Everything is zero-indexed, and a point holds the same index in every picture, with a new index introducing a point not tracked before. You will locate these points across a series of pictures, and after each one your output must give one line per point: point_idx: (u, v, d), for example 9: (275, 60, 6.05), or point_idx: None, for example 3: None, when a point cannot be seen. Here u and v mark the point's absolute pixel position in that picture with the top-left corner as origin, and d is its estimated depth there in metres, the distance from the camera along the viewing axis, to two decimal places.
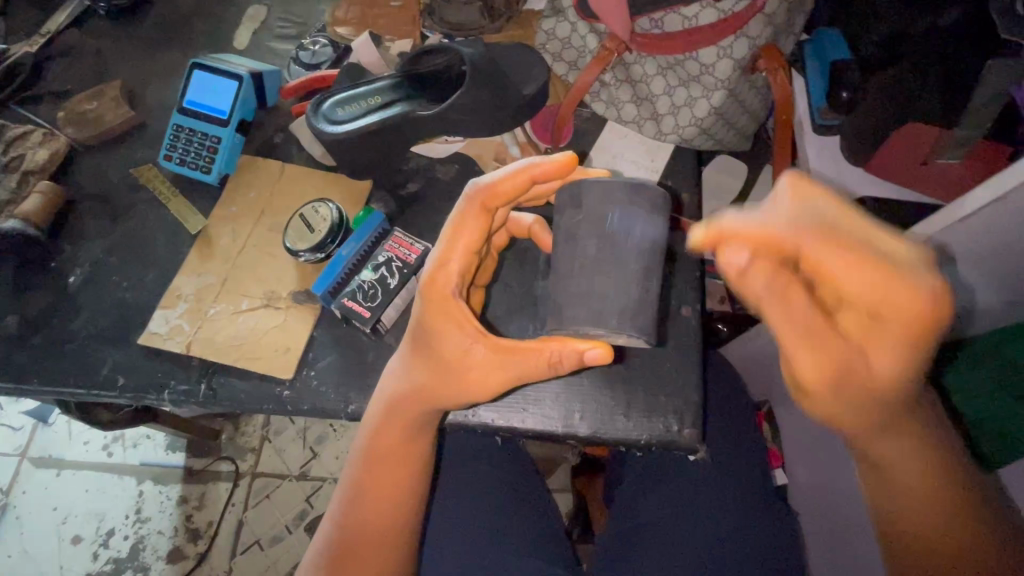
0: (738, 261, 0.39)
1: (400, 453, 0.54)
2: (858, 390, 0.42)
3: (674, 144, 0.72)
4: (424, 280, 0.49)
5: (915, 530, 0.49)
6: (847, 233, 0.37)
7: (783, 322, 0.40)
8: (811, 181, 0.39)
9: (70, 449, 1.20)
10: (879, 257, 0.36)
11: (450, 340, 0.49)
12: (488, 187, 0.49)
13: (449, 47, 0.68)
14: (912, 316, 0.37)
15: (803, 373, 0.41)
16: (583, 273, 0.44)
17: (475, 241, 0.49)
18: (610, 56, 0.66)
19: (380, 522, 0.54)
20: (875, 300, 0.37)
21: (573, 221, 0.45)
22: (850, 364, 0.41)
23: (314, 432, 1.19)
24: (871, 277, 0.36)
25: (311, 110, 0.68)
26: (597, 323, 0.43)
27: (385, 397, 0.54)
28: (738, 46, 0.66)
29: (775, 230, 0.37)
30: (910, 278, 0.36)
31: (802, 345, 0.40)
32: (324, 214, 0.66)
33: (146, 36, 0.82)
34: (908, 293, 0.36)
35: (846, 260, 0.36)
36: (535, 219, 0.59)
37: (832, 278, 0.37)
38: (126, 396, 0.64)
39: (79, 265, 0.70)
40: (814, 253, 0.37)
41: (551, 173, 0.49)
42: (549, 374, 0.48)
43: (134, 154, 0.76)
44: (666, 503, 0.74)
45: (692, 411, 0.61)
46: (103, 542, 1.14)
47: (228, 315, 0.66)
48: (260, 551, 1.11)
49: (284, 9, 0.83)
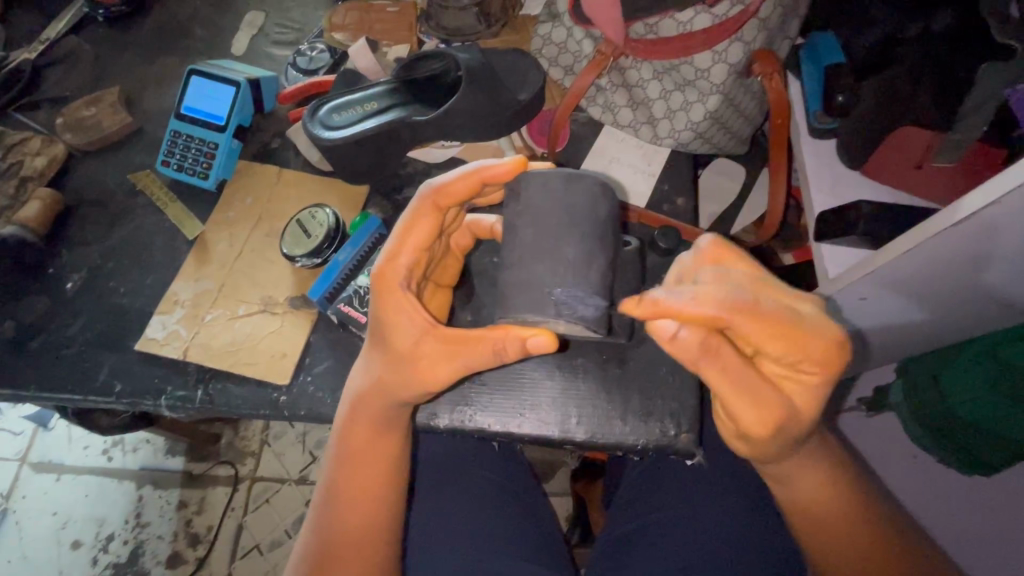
0: (672, 328, 0.43)
1: (371, 451, 0.54)
2: (785, 426, 0.45)
3: (669, 148, 0.73)
4: (374, 274, 0.50)
5: (824, 546, 0.52)
6: (764, 303, 0.43)
7: (722, 375, 0.44)
8: (732, 248, 0.48)
9: (70, 453, 1.20)
10: (785, 314, 0.43)
11: (399, 332, 0.49)
12: (438, 186, 0.49)
13: (444, 52, 0.69)
14: (824, 350, 0.43)
15: (746, 424, 0.45)
16: (523, 263, 0.45)
17: (426, 237, 0.50)
18: (605, 60, 0.67)
19: (356, 526, 0.53)
20: (790, 344, 0.43)
21: (512, 214, 0.46)
22: (780, 412, 0.45)
23: (314, 436, 1.19)
24: (783, 336, 0.43)
25: (308, 115, 0.68)
26: (534, 311, 0.44)
27: (351, 393, 0.54)
28: (733, 50, 0.65)
29: (710, 311, 0.42)
30: (813, 333, 0.43)
31: (736, 399, 0.45)
32: (321, 219, 0.67)
33: (145, 43, 0.83)
34: (812, 334, 0.43)
35: (764, 325, 0.42)
36: (495, 219, 0.59)
37: (754, 335, 0.43)
38: (123, 402, 0.64)
39: (76, 271, 0.70)
40: (744, 318, 0.42)
41: (503, 175, 0.49)
42: (494, 362, 0.48)
43: (132, 159, 0.76)
44: (666, 508, 0.74)
45: (688, 415, 0.61)
46: (103, 547, 1.14)
47: (224, 321, 0.66)
48: (260, 556, 1.11)
49: (281, 14, 0.83)
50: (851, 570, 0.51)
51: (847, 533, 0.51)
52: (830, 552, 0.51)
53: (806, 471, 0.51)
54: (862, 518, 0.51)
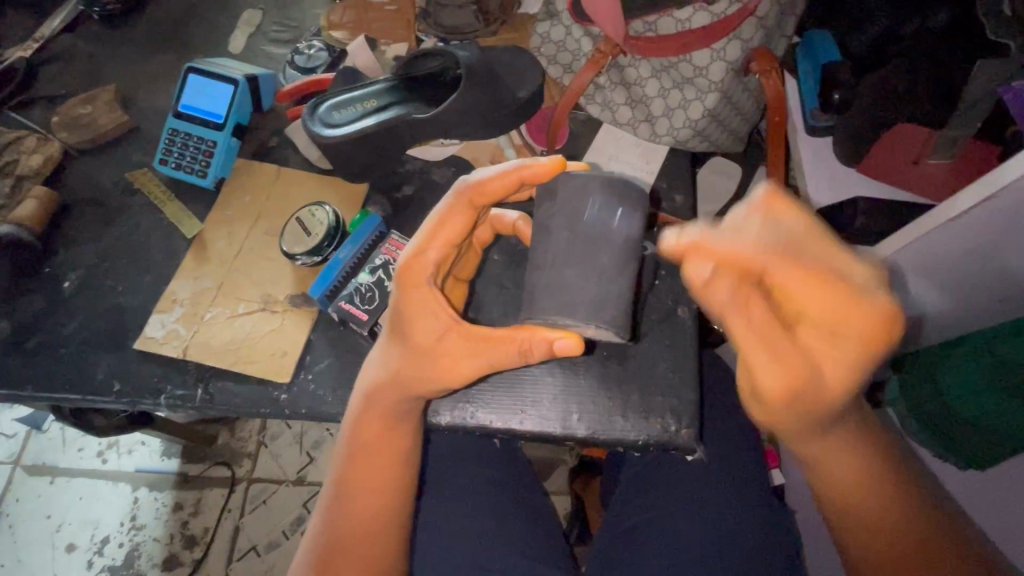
0: (705, 272, 0.40)
1: (383, 442, 0.54)
2: (809, 400, 0.43)
3: (668, 146, 0.73)
4: (399, 267, 0.50)
5: (864, 517, 0.51)
6: (810, 254, 0.38)
7: (745, 334, 0.41)
8: (788, 197, 0.39)
9: (64, 455, 1.19)
10: (834, 274, 0.38)
11: (422, 326, 0.49)
12: (475, 184, 0.49)
13: (444, 50, 0.69)
14: (869, 330, 0.38)
15: (765, 383, 0.42)
16: (557, 264, 0.45)
17: (458, 234, 0.50)
18: (604, 59, 0.67)
19: (366, 518, 0.54)
20: (832, 311, 0.39)
21: (546, 213, 0.46)
22: (806, 384, 0.42)
23: (310, 437, 1.18)
24: (825, 295, 0.38)
25: (308, 112, 0.68)
26: (563, 313, 0.44)
27: (365, 383, 0.54)
28: (731, 48, 0.66)
29: (746, 257, 0.39)
30: (859, 301, 0.38)
31: (761, 355, 0.41)
32: (321, 217, 0.67)
33: (141, 41, 0.82)
34: (863, 313, 0.38)
35: (807, 279, 0.38)
36: (520, 216, 0.58)
37: (800, 296, 0.39)
38: (122, 401, 0.64)
39: (73, 271, 0.70)
40: (782, 271, 0.38)
41: (541, 177, 0.47)
42: (519, 362, 0.48)
43: (129, 158, 0.75)
44: (665, 504, 0.74)
45: (688, 411, 0.61)
46: (97, 550, 1.13)
47: (224, 319, 0.65)
48: (257, 557, 1.11)
49: (279, 13, 0.83)
50: (882, 548, 0.50)
51: (877, 501, 0.50)
52: (863, 522, 0.51)
53: (846, 452, 0.50)
54: (906, 505, 0.50)
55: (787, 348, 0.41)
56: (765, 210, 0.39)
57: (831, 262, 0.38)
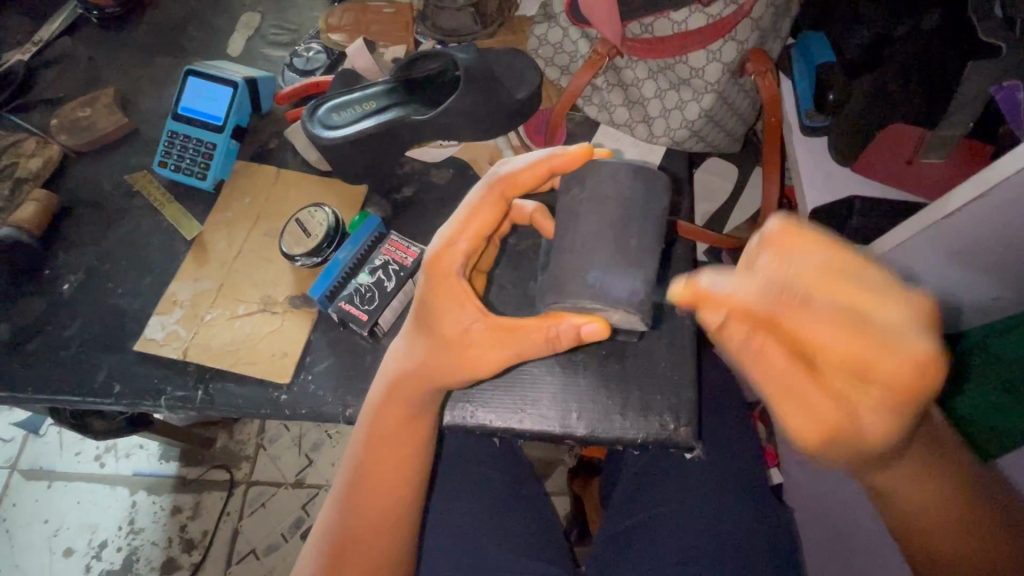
0: (716, 309, 0.37)
1: (401, 432, 0.54)
2: (843, 450, 0.36)
3: (665, 146, 0.74)
4: (428, 256, 0.49)
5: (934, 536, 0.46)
6: (817, 297, 0.33)
7: (761, 373, 0.37)
8: (803, 229, 0.35)
9: (62, 459, 1.19)
10: (857, 319, 0.32)
11: (449, 316, 0.49)
12: (507, 177, 0.49)
13: (442, 52, 0.69)
14: (900, 376, 0.32)
15: (794, 428, 0.37)
16: (587, 248, 0.45)
17: (488, 225, 0.50)
18: (601, 60, 0.68)
19: (379, 508, 0.54)
20: (858, 360, 0.32)
21: (575, 198, 0.46)
22: (841, 432, 0.35)
23: (309, 439, 1.18)
24: (854, 341, 0.32)
25: (307, 115, 0.69)
26: (592, 296, 0.44)
27: (388, 372, 0.54)
28: (727, 49, 0.67)
29: (750, 303, 0.35)
30: (889, 340, 0.31)
31: (787, 404, 0.36)
32: (320, 218, 0.67)
33: (139, 44, 0.83)
34: (888, 362, 0.32)
35: (829, 327, 0.32)
36: (536, 206, 0.58)
37: (824, 346, 0.33)
38: (122, 403, 0.64)
39: (73, 273, 0.70)
40: (791, 319, 0.33)
41: (567, 166, 0.48)
42: (545, 352, 0.48)
43: (128, 160, 0.76)
44: (665, 503, 0.75)
45: (687, 409, 0.62)
46: (95, 554, 1.13)
47: (224, 321, 0.66)
48: (256, 560, 1.10)
49: (277, 16, 0.84)
50: (957, 570, 0.46)
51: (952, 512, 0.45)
52: (931, 539, 0.46)
53: (913, 479, 0.45)
54: (988, 530, 0.45)
55: (818, 397, 0.35)
56: (790, 237, 0.35)
57: (838, 298, 0.33)
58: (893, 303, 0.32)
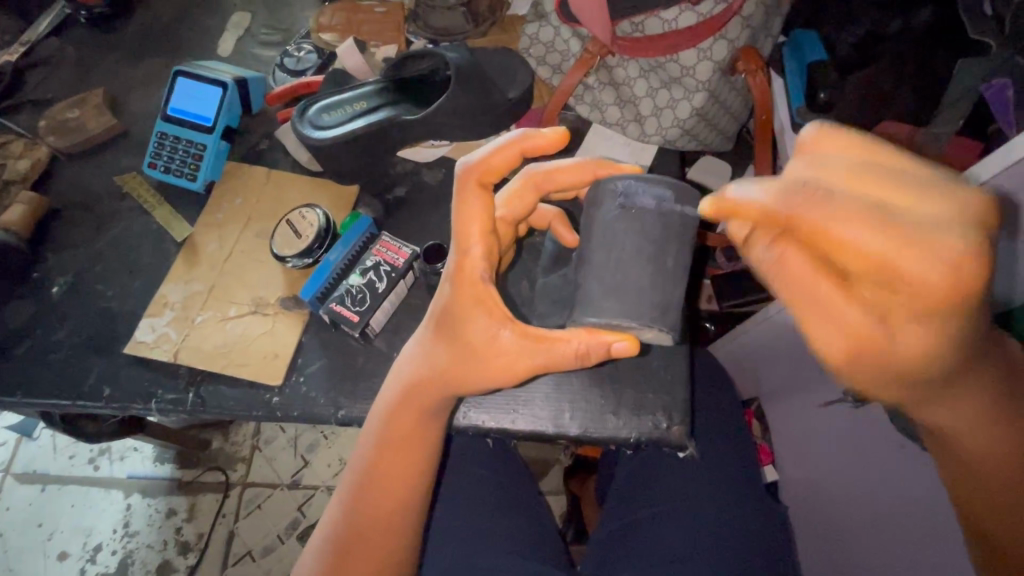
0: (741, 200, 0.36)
1: (413, 436, 0.53)
2: (887, 372, 0.37)
3: (657, 145, 0.73)
4: (452, 266, 0.49)
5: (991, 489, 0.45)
6: (844, 198, 0.33)
7: (788, 283, 0.37)
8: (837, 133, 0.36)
9: (56, 463, 1.18)
10: (890, 214, 0.32)
11: (475, 325, 0.48)
12: (481, 163, 0.47)
13: (433, 52, 0.69)
14: (942, 284, 0.31)
15: (822, 343, 0.37)
16: (616, 265, 0.44)
17: (488, 219, 0.48)
18: (592, 60, 0.68)
19: (387, 510, 0.54)
20: (885, 259, 0.32)
21: (608, 215, 0.45)
22: (872, 343, 0.35)
23: (305, 440, 1.18)
24: (902, 251, 0.31)
25: (297, 114, 0.68)
26: (628, 317, 0.44)
27: (403, 376, 0.52)
28: (717, 48, 0.67)
29: (777, 198, 0.34)
30: (931, 240, 0.31)
31: (815, 322, 0.37)
32: (312, 220, 0.66)
33: (129, 45, 0.82)
34: (922, 265, 0.31)
35: (862, 227, 0.32)
36: (556, 212, 0.58)
37: (886, 244, 0.32)
38: (113, 406, 0.64)
39: (63, 276, 0.70)
40: (807, 216, 0.33)
41: (545, 146, 0.49)
42: (573, 366, 0.47)
43: (118, 162, 0.75)
44: (659, 502, 0.75)
45: (680, 408, 0.62)
46: (90, 558, 1.12)
47: (215, 322, 0.65)
48: (252, 562, 1.10)
49: (268, 15, 0.83)
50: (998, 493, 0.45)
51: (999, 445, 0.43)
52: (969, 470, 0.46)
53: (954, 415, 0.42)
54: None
55: (865, 300, 0.35)
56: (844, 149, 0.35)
57: (867, 195, 0.33)
58: (932, 202, 0.32)
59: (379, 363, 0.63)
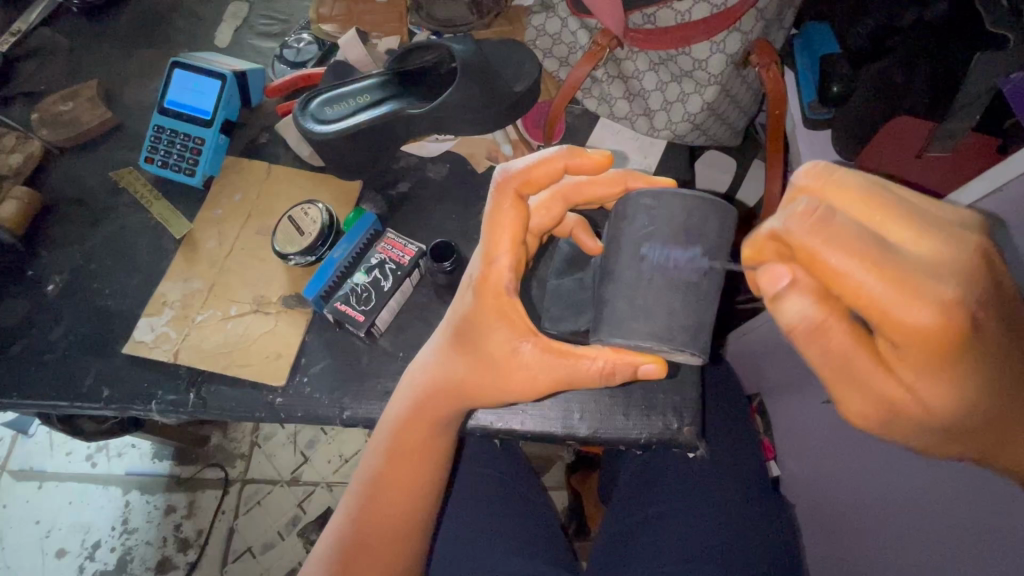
0: (784, 280, 0.37)
1: (425, 446, 0.53)
2: (908, 344, 0.33)
3: (666, 140, 0.72)
4: (475, 277, 0.47)
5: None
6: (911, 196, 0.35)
7: (823, 350, 0.37)
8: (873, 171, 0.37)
9: (53, 460, 1.17)
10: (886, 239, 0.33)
11: (495, 338, 0.46)
12: (522, 173, 0.46)
13: (438, 44, 0.67)
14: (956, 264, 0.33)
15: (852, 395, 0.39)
16: (639, 281, 0.42)
17: (519, 229, 0.46)
18: (601, 52, 0.66)
19: (394, 520, 0.53)
20: (878, 304, 0.32)
21: (642, 231, 0.43)
22: (902, 405, 0.37)
23: (304, 436, 1.16)
24: (860, 283, 0.32)
25: (299, 108, 0.66)
26: (659, 340, 0.42)
27: (416, 385, 0.51)
28: (731, 41, 0.65)
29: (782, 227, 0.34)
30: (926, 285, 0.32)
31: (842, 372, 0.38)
32: (313, 215, 0.64)
33: (123, 35, 0.80)
34: (913, 310, 0.32)
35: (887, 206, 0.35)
36: (578, 220, 0.56)
37: (838, 274, 0.33)
38: (111, 407, 0.62)
39: (58, 274, 0.68)
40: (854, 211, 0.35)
41: (587, 168, 0.47)
42: (598, 384, 0.46)
43: (113, 155, 0.73)
44: (666, 500, 0.74)
45: (690, 408, 0.61)
46: (89, 555, 1.11)
47: (216, 322, 0.64)
48: (252, 558, 1.09)
49: (266, 5, 0.81)
50: None
51: None
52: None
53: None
54: None
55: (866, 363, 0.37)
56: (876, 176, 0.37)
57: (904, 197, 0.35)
58: (921, 244, 0.34)
59: (383, 363, 0.62)
